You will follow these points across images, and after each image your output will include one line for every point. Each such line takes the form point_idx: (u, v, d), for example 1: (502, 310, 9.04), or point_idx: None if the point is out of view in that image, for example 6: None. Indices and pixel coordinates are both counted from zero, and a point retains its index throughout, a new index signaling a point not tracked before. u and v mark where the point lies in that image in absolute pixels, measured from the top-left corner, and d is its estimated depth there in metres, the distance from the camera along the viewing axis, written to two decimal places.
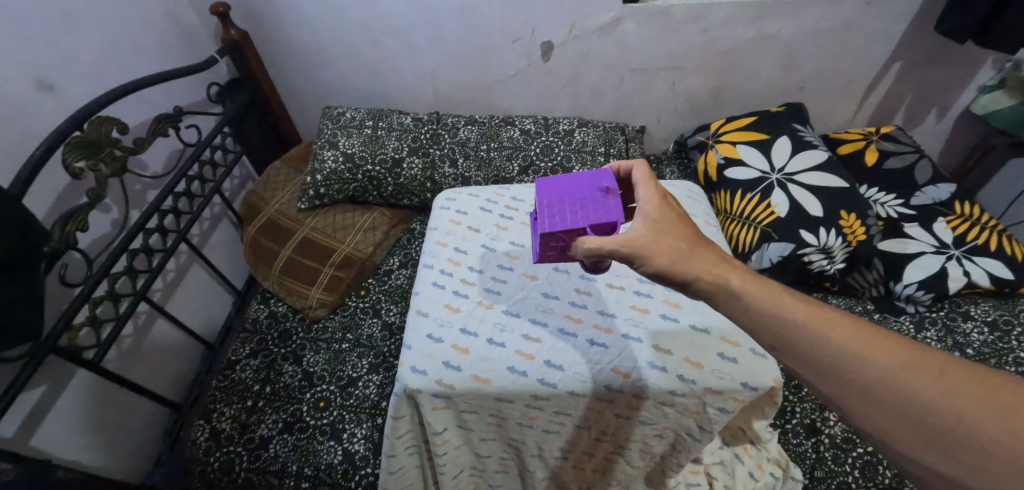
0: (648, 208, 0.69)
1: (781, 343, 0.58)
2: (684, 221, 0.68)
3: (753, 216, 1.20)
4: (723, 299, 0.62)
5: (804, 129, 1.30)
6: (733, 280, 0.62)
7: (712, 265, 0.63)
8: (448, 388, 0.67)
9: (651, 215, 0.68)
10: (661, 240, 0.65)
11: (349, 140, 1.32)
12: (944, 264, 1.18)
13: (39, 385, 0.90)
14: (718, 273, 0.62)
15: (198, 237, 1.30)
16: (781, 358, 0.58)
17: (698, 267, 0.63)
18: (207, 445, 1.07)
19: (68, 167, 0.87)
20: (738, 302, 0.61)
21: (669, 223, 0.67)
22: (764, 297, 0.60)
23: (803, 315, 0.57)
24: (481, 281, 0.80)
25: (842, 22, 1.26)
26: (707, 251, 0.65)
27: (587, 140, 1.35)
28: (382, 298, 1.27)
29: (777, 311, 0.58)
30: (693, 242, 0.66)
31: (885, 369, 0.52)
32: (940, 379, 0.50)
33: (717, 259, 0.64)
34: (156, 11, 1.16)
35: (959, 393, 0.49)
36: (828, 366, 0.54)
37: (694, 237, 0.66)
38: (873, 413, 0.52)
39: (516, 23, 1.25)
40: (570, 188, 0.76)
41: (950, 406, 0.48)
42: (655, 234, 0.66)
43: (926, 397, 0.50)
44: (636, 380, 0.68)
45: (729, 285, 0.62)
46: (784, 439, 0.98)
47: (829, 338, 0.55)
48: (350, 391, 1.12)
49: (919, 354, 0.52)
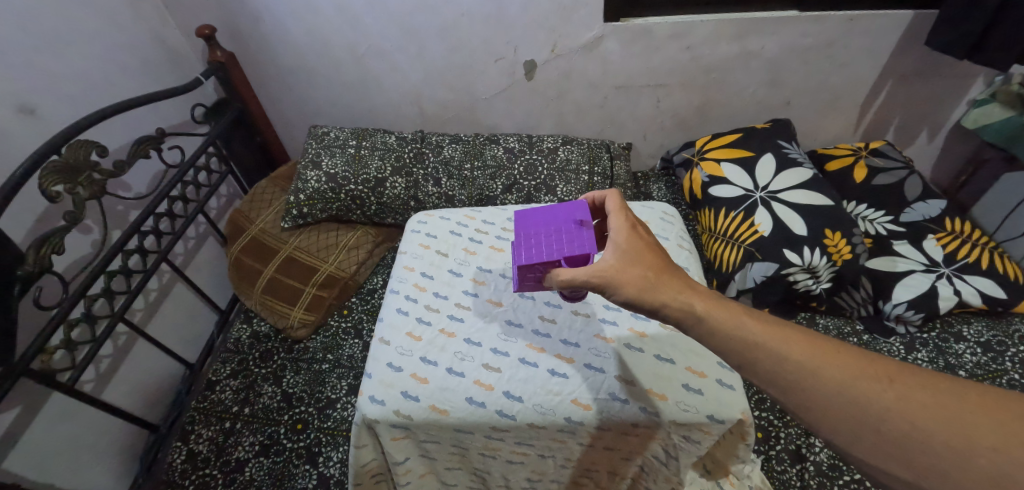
0: (618, 238, 0.67)
1: (742, 361, 0.56)
2: (654, 249, 0.67)
3: (737, 235, 1.19)
4: (690, 324, 0.60)
5: (790, 146, 1.28)
6: (697, 304, 0.60)
7: (677, 291, 0.61)
8: (406, 418, 0.67)
9: (617, 241, 0.67)
10: (628, 269, 0.64)
11: (332, 160, 1.32)
12: (934, 283, 1.16)
13: (13, 407, 0.89)
14: (684, 299, 0.61)
15: (182, 257, 1.30)
16: (743, 376, 0.56)
17: (665, 295, 0.61)
18: (183, 467, 1.05)
19: (45, 190, 0.87)
20: (702, 326, 0.59)
21: (638, 252, 0.66)
22: (726, 318, 0.58)
23: (760, 333, 0.56)
24: (445, 307, 0.79)
25: (826, 38, 1.26)
26: (672, 278, 0.63)
27: (571, 158, 1.34)
28: (364, 318, 1.27)
29: (738, 331, 0.57)
30: (660, 270, 0.64)
31: (840, 381, 0.50)
32: (891, 386, 0.49)
33: (682, 286, 0.62)
34: (142, 33, 1.18)
35: (910, 399, 0.47)
36: (787, 381, 0.52)
37: (662, 265, 0.65)
38: (835, 427, 0.50)
39: (498, 42, 1.26)
40: (546, 220, 0.76)
41: (903, 414, 0.47)
42: (622, 261, 0.64)
43: (880, 405, 0.48)
44: (597, 412, 0.67)
45: (694, 310, 0.60)
46: (768, 467, 0.95)
47: (788, 355, 0.53)
48: (327, 413, 1.11)
49: (870, 363, 0.51)
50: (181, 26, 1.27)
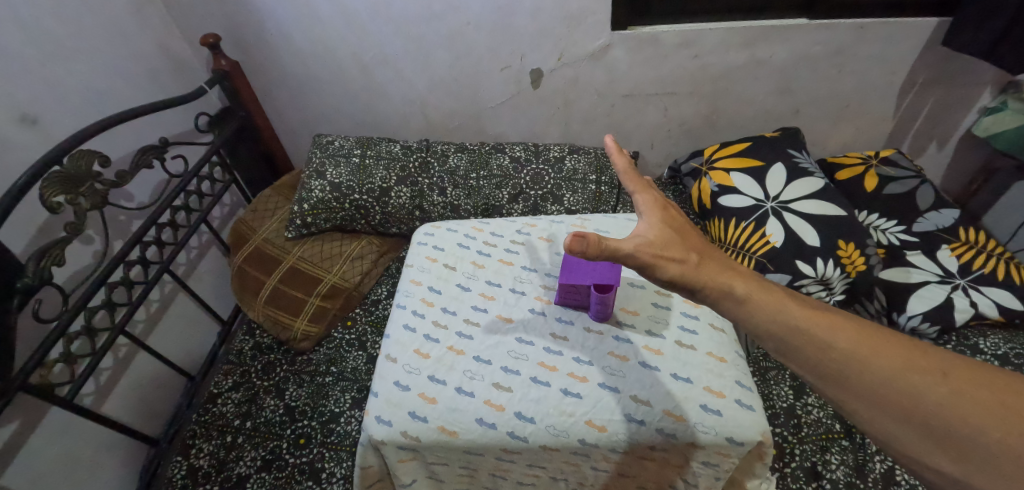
0: (656, 216, 0.64)
1: (784, 347, 0.53)
2: (691, 231, 0.64)
3: (747, 245, 1.17)
4: (728, 306, 0.57)
5: (800, 155, 1.27)
6: (737, 287, 0.57)
7: (718, 274, 0.59)
8: (413, 440, 0.65)
9: (653, 218, 0.63)
10: (671, 248, 0.60)
11: (336, 170, 1.30)
12: (948, 295, 1.13)
13: (11, 422, 0.86)
14: (724, 281, 0.58)
15: (185, 267, 1.29)
16: (783, 362, 0.54)
17: (705, 276, 0.59)
18: (183, 483, 1.03)
19: (46, 202, 0.85)
20: (742, 308, 0.56)
21: (677, 232, 0.63)
22: (769, 302, 0.55)
23: (805, 319, 0.53)
24: (453, 323, 0.77)
25: (836, 46, 1.24)
26: (713, 261, 0.61)
27: (578, 167, 1.33)
28: (369, 330, 1.24)
29: (781, 315, 0.54)
30: (701, 251, 0.61)
31: (889, 372, 0.48)
32: (942, 379, 0.46)
33: (723, 267, 0.60)
34: (147, 43, 1.17)
35: (963, 394, 0.45)
36: (833, 369, 0.50)
37: (702, 247, 0.62)
38: (878, 417, 0.47)
39: (505, 51, 1.25)
40: None
41: (955, 409, 0.44)
42: (663, 240, 0.61)
43: (930, 399, 0.46)
44: (612, 434, 0.65)
45: (733, 293, 0.57)
46: (783, 484, 0.92)
47: (834, 343, 0.51)
48: (331, 427, 1.08)
49: (921, 354, 0.48)
50: (185, 35, 1.27)
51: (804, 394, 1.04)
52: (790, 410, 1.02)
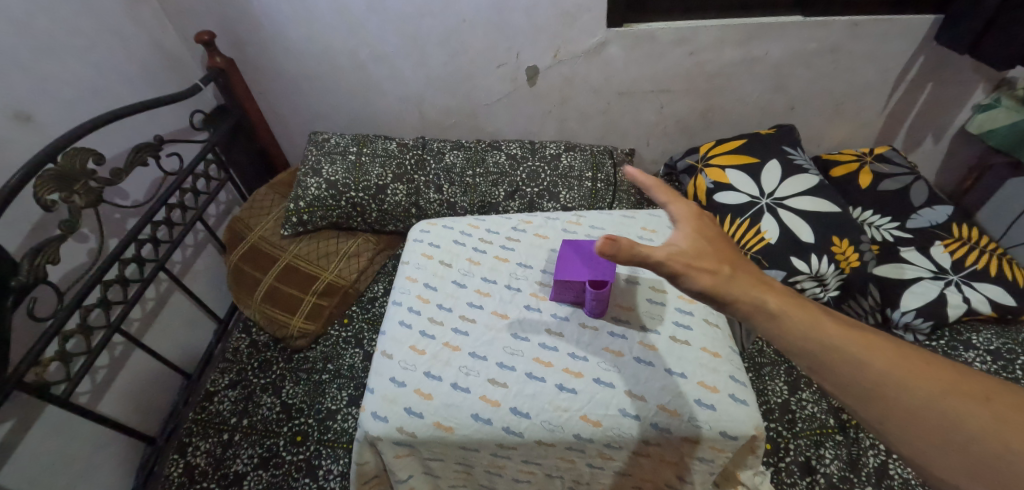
0: (688, 225, 0.63)
1: (818, 365, 0.52)
2: (723, 240, 0.63)
3: (743, 242, 1.17)
4: (761, 320, 0.55)
5: (794, 152, 1.27)
6: (770, 301, 0.56)
7: (749, 286, 0.57)
8: (409, 436, 0.65)
9: (686, 227, 0.62)
10: (703, 258, 0.59)
11: (333, 167, 1.30)
12: (942, 290, 1.14)
13: (7, 421, 0.86)
14: (756, 293, 0.57)
15: (180, 265, 1.29)
16: (817, 380, 0.52)
17: (737, 288, 0.57)
18: (180, 480, 1.03)
19: (39, 199, 0.84)
20: (775, 323, 0.55)
21: (709, 242, 0.61)
22: (803, 317, 0.54)
23: (839, 336, 0.52)
24: (449, 320, 0.77)
25: (830, 43, 1.25)
26: (745, 273, 0.59)
27: (574, 165, 1.34)
28: (365, 327, 1.24)
29: (815, 332, 0.53)
30: (732, 262, 0.60)
31: (930, 395, 0.47)
32: (985, 405, 0.45)
33: (755, 280, 0.58)
34: (141, 40, 1.17)
35: (1009, 423, 0.43)
36: (869, 389, 0.49)
37: (734, 258, 0.61)
38: (919, 443, 0.46)
39: (500, 48, 1.25)
40: (580, 248, 0.79)
41: (1003, 439, 0.43)
42: (696, 249, 0.59)
43: (973, 425, 0.44)
44: (607, 429, 0.65)
45: (766, 306, 0.56)
46: (777, 478, 0.93)
47: (873, 363, 0.49)
48: (328, 425, 1.08)
49: (962, 380, 0.47)
50: (180, 32, 1.26)
51: (798, 389, 1.05)
52: (785, 405, 1.03)
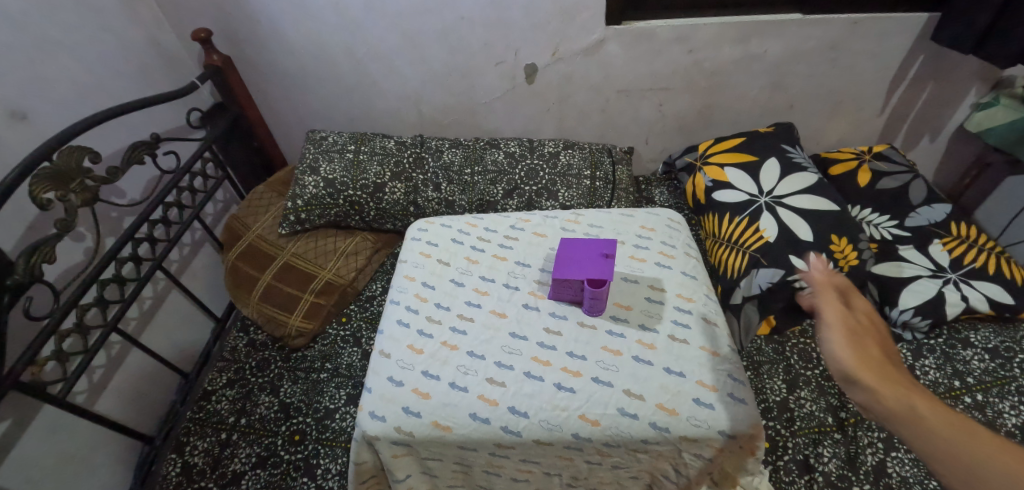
0: (859, 316, 0.64)
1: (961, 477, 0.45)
2: (889, 344, 0.61)
3: (741, 240, 1.16)
4: (901, 419, 0.51)
5: (793, 151, 1.27)
6: (919, 402, 0.51)
7: (902, 387, 0.54)
8: (407, 435, 0.65)
9: (857, 317, 0.64)
10: (859, 345, 0.60)
11: (330, 165, 1.29)
12: (940, 289, 1.13)
13: (3, 420, 0.86)
14: (904, 392, 0.53)
15: (177, 264, 1.28)
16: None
17: (881, 381, 0.55)
18: (177, 480, 1.02)
19: (35, 198, 0.84)
20: (917, 424, 0.50)
21: (869, 337, 0.61)
22: (953, 427, 0.48)
23: (1001, 454, 0.44)
24: (447, 319, 0.77)
25: (829, 41, 1.25)
26: (904, 377, 0.56)
27: (573, 163, 1.33)
28: (364, 326, 1.24)
29: (968, 444, 0.46)
30: (892, 363, 0.58)
31: None
32: None
33: (910, 385, 0.54)
34: (137, 37, 1.16)
35: None
36: None
37: (897, 363, 0.58)
38: None
39: (499, 45, 1.24)
40: (576, 247, 0.78)
41: None
42: (856, 335, 0.61)
43: None
44: (606, 428, 0.65)
45: (911, 406, 0.51)
46: (775, 477, 0.93)
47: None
48: (326, 424, 1.08)
49: None
50: (176, 30, 1.26)
51: (797, 388, 1.05)
52: (784, 404, 1.03)
